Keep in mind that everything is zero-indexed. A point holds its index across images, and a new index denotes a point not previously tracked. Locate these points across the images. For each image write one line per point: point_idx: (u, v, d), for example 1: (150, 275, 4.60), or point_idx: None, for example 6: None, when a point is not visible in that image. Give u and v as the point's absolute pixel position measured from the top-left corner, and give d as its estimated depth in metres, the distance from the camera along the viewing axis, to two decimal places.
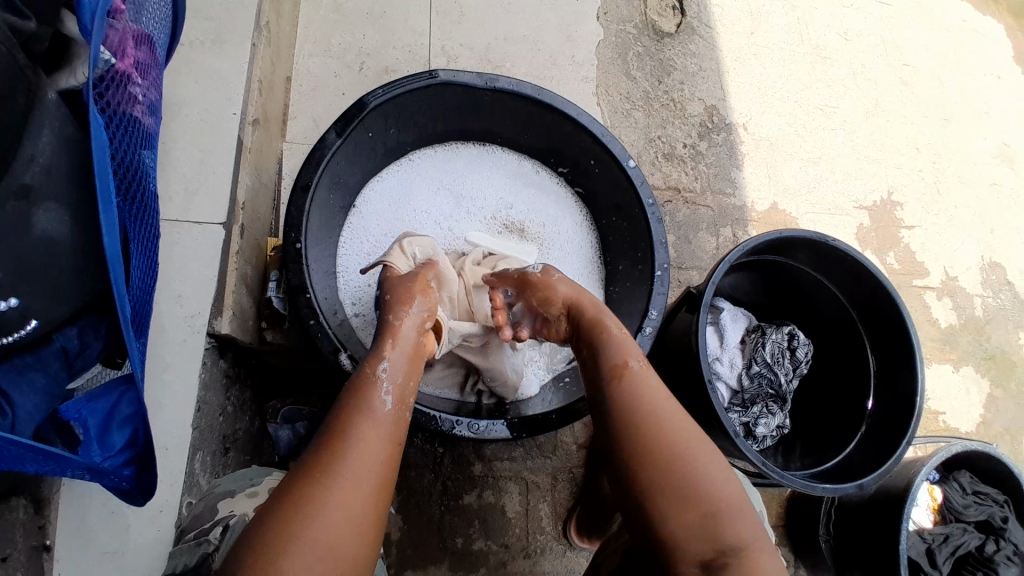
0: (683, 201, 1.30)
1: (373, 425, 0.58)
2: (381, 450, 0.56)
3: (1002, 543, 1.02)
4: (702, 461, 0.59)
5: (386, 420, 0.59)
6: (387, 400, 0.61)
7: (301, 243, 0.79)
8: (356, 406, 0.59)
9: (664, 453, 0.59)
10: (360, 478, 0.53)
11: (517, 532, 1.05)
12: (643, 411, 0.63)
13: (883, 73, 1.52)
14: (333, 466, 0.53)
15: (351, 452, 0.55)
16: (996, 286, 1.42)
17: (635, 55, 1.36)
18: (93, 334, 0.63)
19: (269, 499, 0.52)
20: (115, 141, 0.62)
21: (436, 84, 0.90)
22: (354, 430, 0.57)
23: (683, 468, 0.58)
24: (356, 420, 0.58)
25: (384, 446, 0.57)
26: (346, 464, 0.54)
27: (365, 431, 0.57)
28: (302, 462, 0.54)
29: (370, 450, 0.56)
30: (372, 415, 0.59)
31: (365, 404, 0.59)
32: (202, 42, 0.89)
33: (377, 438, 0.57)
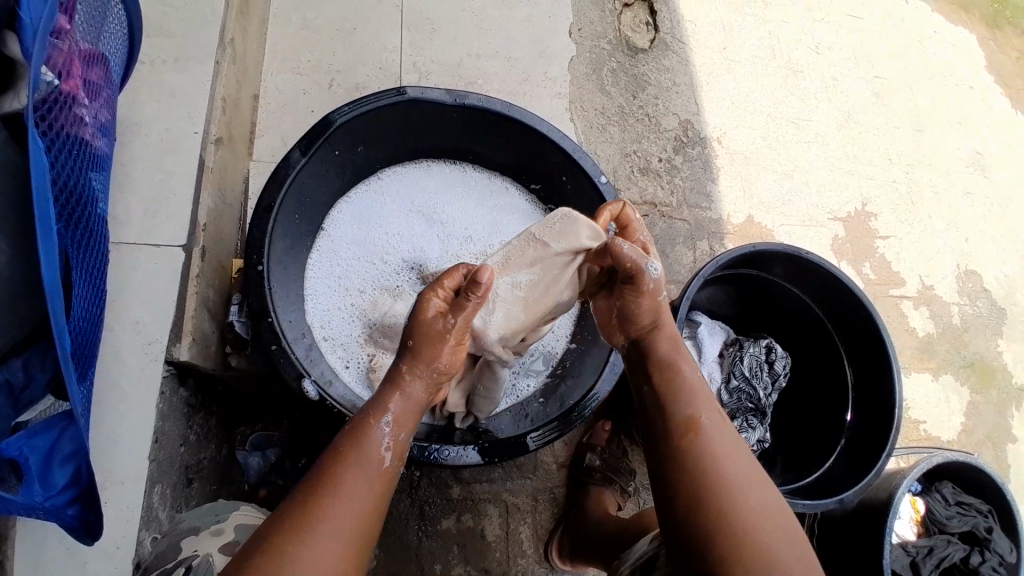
0: (660, 215, 1.30)
1: (364, 474, 0.57)
2: (367, 499, 0.56)
3: (988, 554, 1.00)
4: (739, 473, 0.58)
5: (380, 465, 0.58)
6: (385, 455, 0.60)
7: (263, 265, 0.78)
8: (352, 453, 0.58)
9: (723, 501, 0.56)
10: (344, 523, 0.53)
11: (498, 556, 1.03)
12: (703, 451, 0.59)
13: (855, 86, 1.53)
14: (317, 514, 0.53)
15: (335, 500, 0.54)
16: (972, 294, 1.43)
17: (609, 70, 1.36)
18: (40, 366, 0.60)
19: (258, 529, 0.53)
20: (57, 165, 0.61)
21: (404, 101, 0.89)
22: (347, 471, 0.56)
23: (740, 518, 0.55)
24: (349, 467, 0.57)
25: (370, 495, 0.56)
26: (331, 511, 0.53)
27: (359, 472, 0.57)
28: (290, 500, 0.54)
29: (361, 493, 0.56)
30: (367, 457, 0.58)
31: (359, 452, 0.58)
32: (162, 60, 0.87)
33: (367, 491, 0.56)
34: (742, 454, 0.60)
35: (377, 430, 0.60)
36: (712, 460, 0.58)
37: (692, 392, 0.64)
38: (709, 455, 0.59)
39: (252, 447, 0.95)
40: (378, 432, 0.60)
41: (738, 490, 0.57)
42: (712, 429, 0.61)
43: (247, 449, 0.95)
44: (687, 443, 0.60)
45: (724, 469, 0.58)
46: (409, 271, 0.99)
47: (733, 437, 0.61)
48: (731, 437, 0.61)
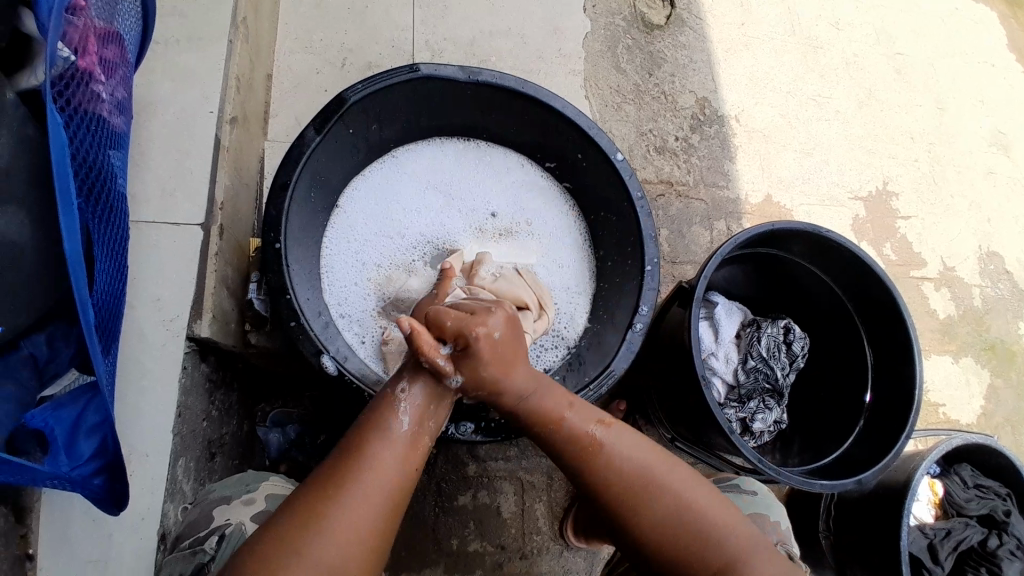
0: (677, 195, 1.28)
1: (388, 448, 0.58)
2: (391, 474, 0.58)
3: (1005, 537, 1.00)
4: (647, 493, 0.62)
5: (404, 446, 0.59)
6: (406, 424, 0.60)
7: (280, 243, 0.78)
8: (376, 425, 0.59)
9: (645, 506, 0.62)
10: (367, 499, 0.56)
11: (514, 533, 1.03)
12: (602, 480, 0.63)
13: (876, 62, 1.50)
14: (343, 489, 0.55)
15: (360, 474, 0.56)
16: (994, 276, 1.40)
17: (625, 47, 1.34)
18: (64, 340, 0.63)
19: (285, 502, 0.56)
20: (76, 141, 0.61)
21: (417, 78, 0.88)
22: (372, 445, 0.58)
23: (666, 523, 0.61)
24: (374, 441, 0.58)
25: (394, 470, 0.58)
26: (355, 486, 0.56)
27: (382, 456, 0.58)
28: (319, 472, 0.57)
29: (387, 468, 0.58)
30: (391, 440, 0.59)
31: (382, 425, 0.59)
32: (177, 39, 0.87)
33: (391, 465, 0.58)
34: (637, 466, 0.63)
35: (396, 401, 0.61)
36: (624, 477, 0.63)
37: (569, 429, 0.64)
38: (618, 470, 0.63)
39: (272, 424, 0.97)
40: (397, 401, 0.61)
41: (658, 493, 0.62)
42: (610, 439, 0.64)
43: (267, 426, 0.97)
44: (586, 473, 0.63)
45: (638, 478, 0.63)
46: (425, 250, 0.99)
47: (632, 441, 0.65)
48: (623, 455, 0.64)
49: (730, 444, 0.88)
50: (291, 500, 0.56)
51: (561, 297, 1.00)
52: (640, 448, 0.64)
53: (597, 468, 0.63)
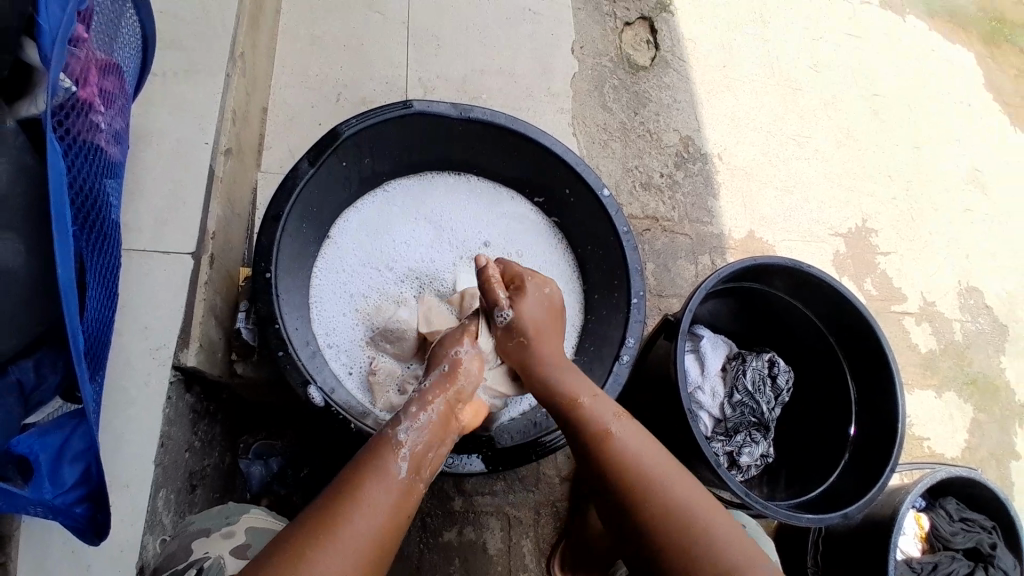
0: (662, 230, 1.31)
1: (384, 487, 0.60)
2: (383, 511, 0.59)
3: (992, 570, 0.99)
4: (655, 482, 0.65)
5: (399, 485, 0.62)
6: (402, 467, 0.63)
7: (271, 273, 0.78)
8: (371, 462, 0.62)
9: (649, 492, 0.64)
10: (360, 536, 0.56)
11: (500, 570, 1.02)
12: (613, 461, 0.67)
13: (853, 103, 1.55)
14: (337, 522, 0.56)
15: (354, 508, 0.57)
16: (973, 310, 1.44)
17: (611, 87, 1.38)
18: (50, 367, 0.62)
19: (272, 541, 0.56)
20: (74, 169, 0.62)
21: (410, 114, 0.90)
22: (368, 483, 0.60)
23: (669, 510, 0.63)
24: (370, 479, 0.60)
25: (387, 510, 0.59)
26: (348, 521, 0.56)
27: (377, 493, 0.60)
28: (309, 511, 0.58)
29: (381, 507, 0.59)
30: (389, 476, 0.61)
31: (379, 463, 0.62)
32: (175, 73, 0.89)
33: (386, 505, 0.59)
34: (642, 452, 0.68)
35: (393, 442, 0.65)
36: (628, 461, 0.67)
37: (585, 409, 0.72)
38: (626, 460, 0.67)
39: (253, 456, 0.95)
40: (395, 441, 0.65)
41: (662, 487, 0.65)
42: (620, 431, 0.70)
43: (249, 459, 0.95)
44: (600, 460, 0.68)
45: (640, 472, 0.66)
46: (415, 282, 1.00)
47: (639, 436, 0.70)
48: (631, 444, 0.69)
49: (717, 478, 0.89)
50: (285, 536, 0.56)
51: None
52: (646, 446, 0.69)
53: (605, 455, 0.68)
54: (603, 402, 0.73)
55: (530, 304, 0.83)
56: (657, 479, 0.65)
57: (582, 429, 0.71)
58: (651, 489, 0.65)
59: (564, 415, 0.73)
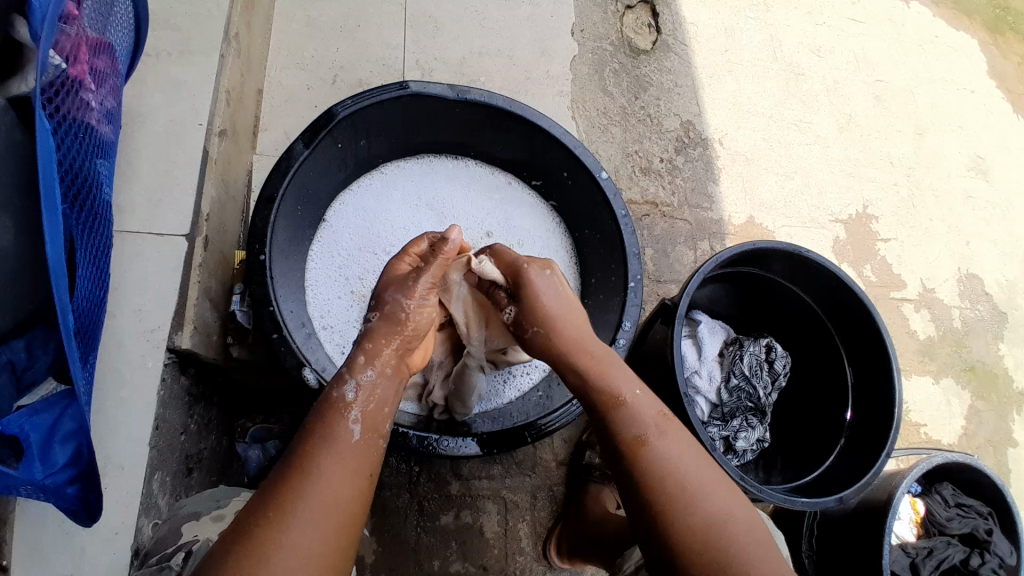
0: (661, 215, 1.30)
1: (337, 456, 0.57)
2: (342, 480, 0.56)
3: (987, 556, 1.00)
4: (699, 493, 0.59)
5: (348, 450, 0.58)
6: (355, 429, 0.60)
7: (265, 255, 0.78)
8: (320, 432, 0.59)
9: (688, 503, 0.58)
10: (318, 511, 0.53)
11: (496, 553, 1.03)
12: (652, 467, 0.61)
13: (856, 89, 1.54)
14: (287, 502, 0.53)
15: (306, 487, 0.54)
16: (974, 297, 1.43)
17: (612, 71, 1.36)
18: (42, 347, 0.61)
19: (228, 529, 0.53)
20: (63, 148, 0.61)
21: (406, 95, 0.89)
22: (320, 457, 0.57)
23: (703, 523, 0.57)
24: (320, 451, 0.57)
25: (345, 480, 0.56)
26: (301, 501, 0.53)
27: (330, 462, 0.57)
28: (260, 493, 0.55)
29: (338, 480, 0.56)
30: (338, 447, 0.58)
31: (329, 432, 0.59)
32: (169, 53, 0.88)
33: (343, 474, 0.57)
34: (688, 456, 0.62)
35: (342, 407, 0.61)
36: (669, 467, 0.61)
37: (626, 405, 0.65)
38: (661, 468, 0.61)
39: (251, 440, 0.92)
40: (344, 406, 0.61)
41: (696, 496, 0.59)
42: (659, 438, 0.63)
43: (247, 442, 0.92)
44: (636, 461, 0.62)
45: (679, 479, 0.60)
46: None
47: (682, 438, 0.64)
48: (674, 447, 0.62)
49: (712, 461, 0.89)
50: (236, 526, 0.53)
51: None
52: (684, 452, 0.62)
53: (640, 463, 0.61)
54: (649, 398, 0.67)
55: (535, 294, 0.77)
56: (686, 486, 0.59)
57: (618, 431, 0.64)
58: (689, 499, 0.59)
59: (598, 413, 0.66)
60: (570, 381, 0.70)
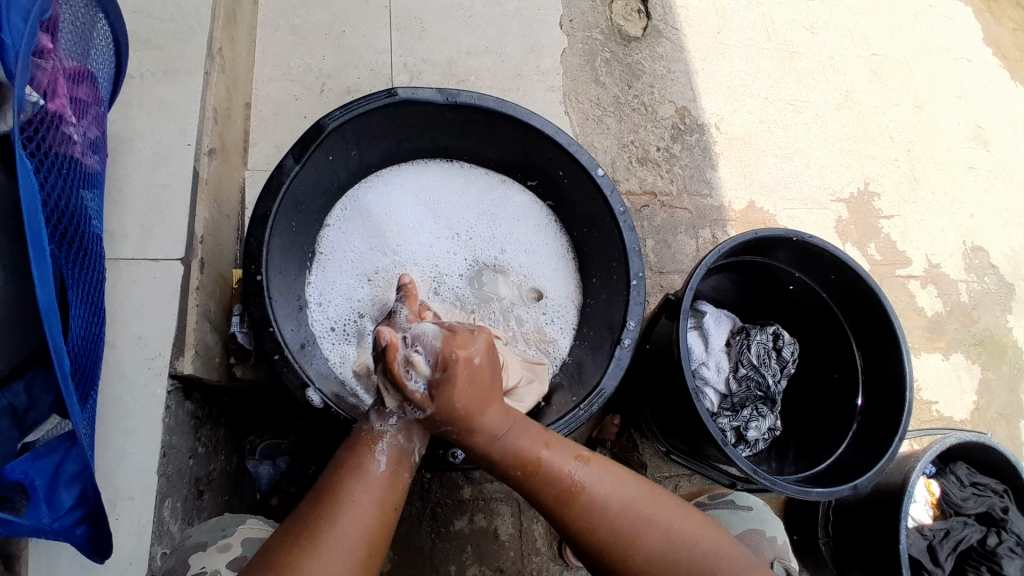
0: (661, 205, 1.29)
1: (367, 486, 0.59)
2: (371, 510, 0.58)
3: (1004, 534, 1.00)
4: (648, 530, 0.63)
5: (380, 484, 0.60)
6: (383, 462, 0.61)
7: (262, 275, 0.77)
8: (349, 460, 0.61)
9: (637, 545, 0.63)
10: (347, 542, 0.56)
11: (512, 555, 1.02)
12: (589, 517, 0.63)
13: (851, 64, 1.51)
14: (321, 530, 0.56)
15: (340, 514, 0.57)
16: (980, 270, 1.42)
17: (603, 61, 1.34)
18: (42, 387, 0.63)
19: (265, 549, 0.57)
20: (47, 186, 0.62)
21: (395, 103, 0.88)
22: (352, 484, 0.59)
23: (657, 556, 0.63)
24: (350, 479, 0.59)
25: (374, 508, 0.59)
26: (333, 529, 0.56)
27: (359, 493, 0.59)
28: (295, 518, 0.58)
29: (365, 513, 0.58)
30: (368, 477, 0.60)
31: (358, 462, 0.61)
32: (151, 74, 0.86)
33: (371, 505, 0.59)
34: (620, 491, 0.65)
35: (371, 436, 0.62)
36: (606, 515, 0.63)
37: (550, 469, 0.64)
38: (598, 511, 0.63)
39: (261, 457, 0.95)
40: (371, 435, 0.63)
41: (647, 530, 0.63)
42: (590, 483, 0.64)
43: (257, 459, 0.94)
44: (570, 516, 0.63)
45: (621, 524, 0.63)
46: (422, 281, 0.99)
47: (609, 476, 0.65)
48: (603, 490, 0.64)
49: (724, 455, 0.88)
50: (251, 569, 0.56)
51: (553, 326, 1.00)
52: (625, 488, 0.65)
53: (576, 513, 0.63)
54: (562, 447, 0.66)
55: (456, 391, 0.61)
56: (634, 517, 0.63)
57: (549, 494, 0.64)
58: (637, 542, 0.63)
59: (522, 483, 0.64)
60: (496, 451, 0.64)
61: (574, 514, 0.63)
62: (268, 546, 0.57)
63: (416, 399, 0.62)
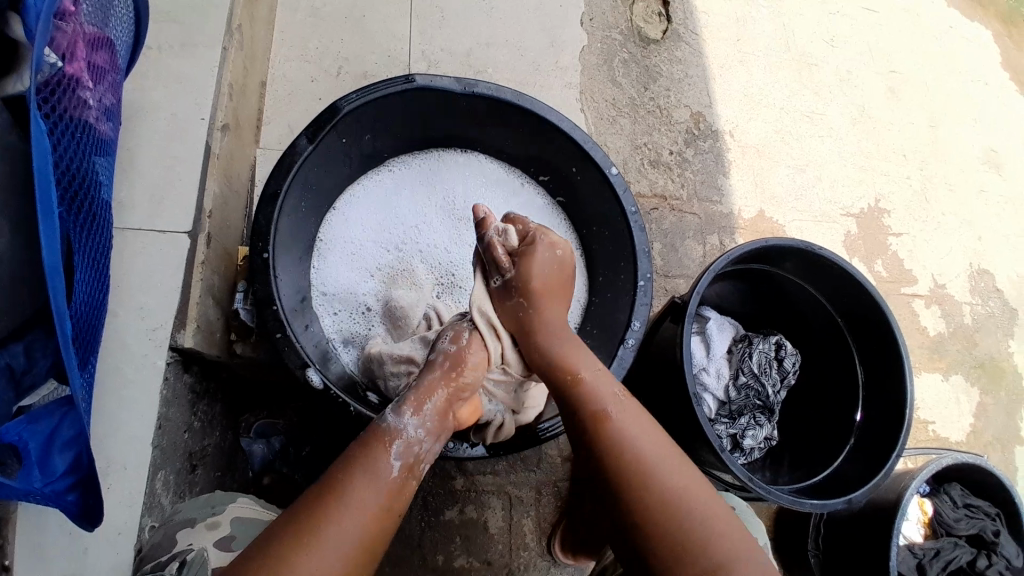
0: (670, 209, 1.28)
1: (374, 483, 0.60)
2: (372, 506, 0.59)
3: (994, 558, 1.00)
4: (664, 470, 0.64)
5: (387, 487, 0.61)
6: (394, 465, 0.63)
7: (269, 253, 0.77)
8: (361, 456, 0.62)
9: (652, 483, 0.63)
10: (345, 533, 0.56)
11: (500, 548, 1.02)
12: (615, 439, 0.66)
13: (869, 79, 1.50)
14: (322, 517, 0.56)
15: (343, 505, 0.57)
16: (985, 293, 1.41)
17: (621, 61, 1.34)
18: (42, 351, 0.63)
19: (263, 535, 0.56)
20: (60, 148, 0.61)
21: (412, 89, 0.87)
22: (358, 479, 0.60)
23: (670, 497, 0.62)
24: (359, 474, 0.60)
25: (375, 505, 0.59)
26: (334, 518, 0.56)
27: (364, 488, 0.59)
28: (299, 504, 0.58)
29: (367, 509, 0.58)
30: (376, 475, 0.61)
31: (369, 459, 0.62)
32: (170, 45, 0.86)
33: (374, 503, 0.59)
34: (647, 428, 0.68)
35: (387, 436, 0.64)
36: (630, 443, 0.66)
37: (590, 390, 0.70)
38: (624, 438, 0.66)
39: (256, 436, 0.94)
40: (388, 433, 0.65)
41: (663, 471, 0.64)
42: (622, 413, 0.68)
43: (251, 437, 0.94)
44: (599, 435, 0.67)
45: (642, 457, 0.65)
46: (428, 268, 0.98)
47: (640, 415, 0.69)
48: (634, 420, 0.68)
49: (720, 461, 0.88)
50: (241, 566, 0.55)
51: None
52: (651, 428, 0.68)
53: (605, 435, 0.67)
54: (609, 380, 0.72)
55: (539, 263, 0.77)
56: (652, 466, 0.64)
57: (580, 416, 0.69)
58: (653, 479, 0.63)
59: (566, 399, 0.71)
60: (549, 363, 0.74)
61: (601, 434, 0.67)
62: (263, 534, 0.57)
63: (501, 263, 0.78)
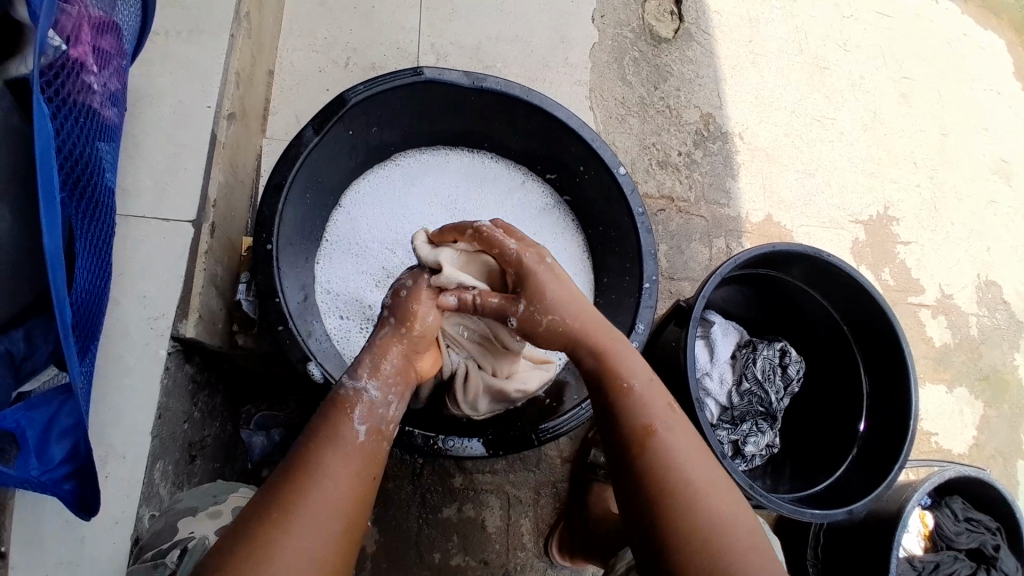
0: (677, 210, 1.27)
1: (339, 454, 0.58)
2: (343, 479, 0.57)
3: (994, 572, 0.99)
4: (706, 499, 0.58)
5: (356, 453, 0.59)
6: (360, 429, 0.61)
7: (272, 244, 0.76)
8: (325, 429, 0.60)
9: (693, 509, 0.57)
10: (319, 509, 0.54)
11: (498, 548, 1.02)
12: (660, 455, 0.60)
13: (882, 85, 1.49)
14: (292, 494, 0.54)
15: (311, 480, 0.55)
16: (991, 304, 1.40)
17: (631, 60, 1.33)
18: (42, 338, 0.63)
19: (241, 517, 0.54)
20: (63, 133, 0.60)
21: (421, 82, 0.86)
22: (326, 452, 0.58)
23: (710, 526, 0.57)
24: (324, 447, 0.58)
25: (348, 477, 0.57)
26: (304, 493, 0.54)
27: (333, 460, 0.57)
28: (269, 484, 0.56)
29: (336, 482, 0.56)
30: (341, 443, 0.59)
31: (332, 430, 0.60)
32: (177, 31, 0.85)
33: (346, 473, 0.57)
34: (693, 447, 0.62)
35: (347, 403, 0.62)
36: (675, 463, 0.60)
37: (638, 399, 0.64)
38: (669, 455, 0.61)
39: (256, 427, 0.94)
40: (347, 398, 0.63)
41: (705, 497, 0.59)
42: (669, 428, 0.63)
43: (251, 429, 0.94)
44: (643, 447, 0.61)
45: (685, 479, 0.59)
46: None
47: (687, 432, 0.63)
48: (682, 438, 0.62)
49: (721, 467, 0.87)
50: (210, 558, 0.52)
51: None
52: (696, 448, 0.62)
53: (650, 448, 0.61)
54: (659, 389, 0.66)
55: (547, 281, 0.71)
56: (693, 491, 0.59)
57: (623, 421, 0.63)
58: (694, 505, 0.58)
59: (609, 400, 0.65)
60: (588, 362, 0.68)
61: (644, 445, 0.61)
62: (241, 516, 0.55)
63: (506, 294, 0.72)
